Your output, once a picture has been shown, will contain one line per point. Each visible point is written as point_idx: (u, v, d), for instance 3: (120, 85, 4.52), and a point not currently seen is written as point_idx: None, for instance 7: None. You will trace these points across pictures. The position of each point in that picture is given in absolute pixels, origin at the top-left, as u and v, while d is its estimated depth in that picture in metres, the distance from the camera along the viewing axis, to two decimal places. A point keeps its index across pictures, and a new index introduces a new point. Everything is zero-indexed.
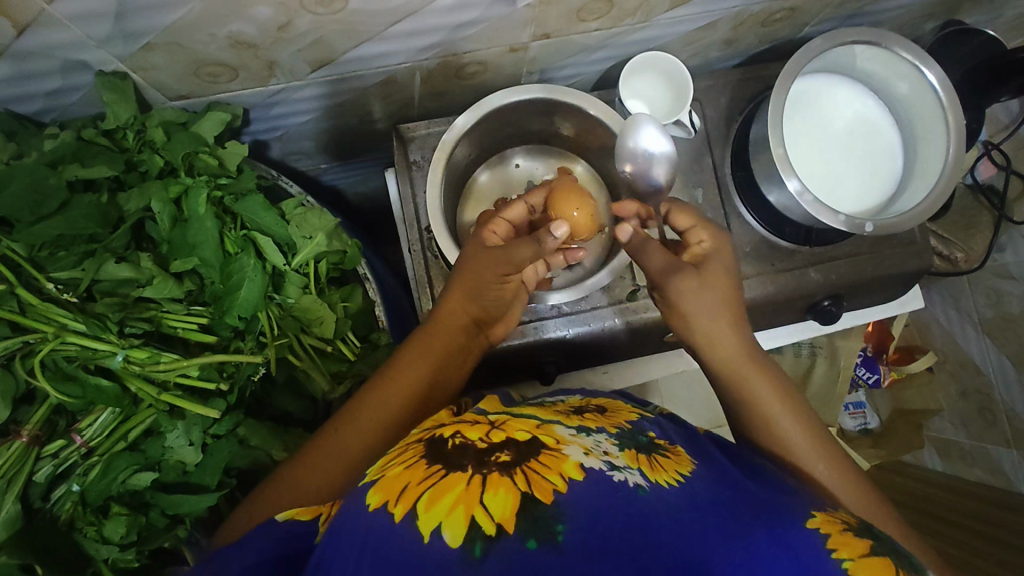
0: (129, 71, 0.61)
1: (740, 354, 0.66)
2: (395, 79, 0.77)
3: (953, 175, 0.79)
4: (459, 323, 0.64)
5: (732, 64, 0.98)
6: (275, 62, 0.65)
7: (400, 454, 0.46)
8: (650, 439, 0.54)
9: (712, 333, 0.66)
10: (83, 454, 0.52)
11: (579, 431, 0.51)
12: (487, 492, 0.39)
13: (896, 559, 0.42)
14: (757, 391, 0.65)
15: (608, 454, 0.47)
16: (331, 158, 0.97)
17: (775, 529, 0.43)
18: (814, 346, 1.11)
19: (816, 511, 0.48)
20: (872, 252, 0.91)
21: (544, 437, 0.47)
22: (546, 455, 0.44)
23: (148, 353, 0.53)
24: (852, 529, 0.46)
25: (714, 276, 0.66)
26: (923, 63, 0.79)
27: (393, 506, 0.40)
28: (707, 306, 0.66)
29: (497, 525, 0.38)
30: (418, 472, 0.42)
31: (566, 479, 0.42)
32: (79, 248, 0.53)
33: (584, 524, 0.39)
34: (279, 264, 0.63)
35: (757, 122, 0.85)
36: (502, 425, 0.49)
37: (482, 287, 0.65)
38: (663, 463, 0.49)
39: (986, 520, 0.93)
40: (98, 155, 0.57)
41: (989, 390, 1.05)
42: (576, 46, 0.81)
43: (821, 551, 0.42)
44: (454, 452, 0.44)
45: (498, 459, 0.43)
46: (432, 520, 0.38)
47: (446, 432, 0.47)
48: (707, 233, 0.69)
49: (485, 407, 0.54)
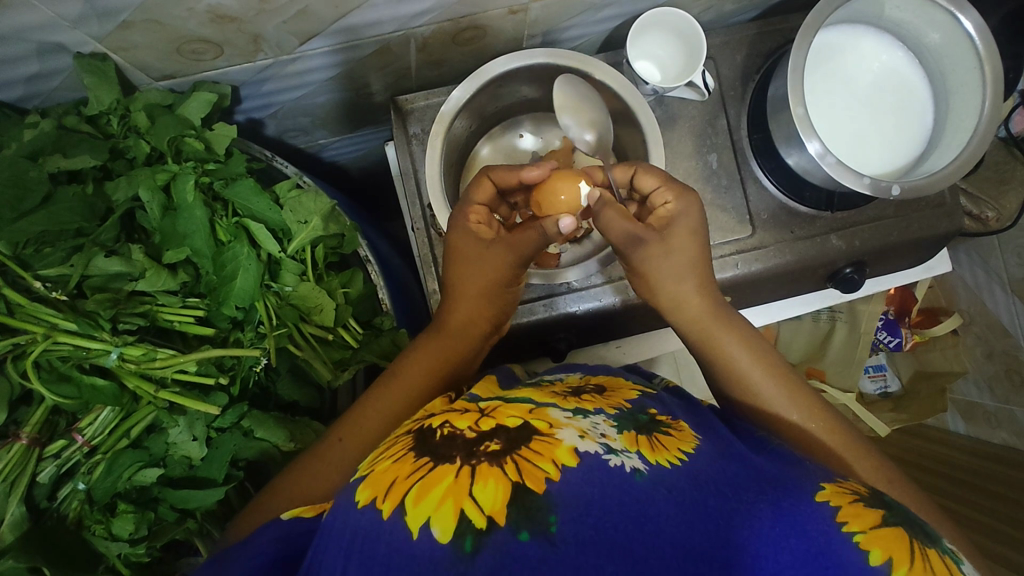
0: (109, 52, 0.58)
1: (706, 313, 0.63)
2: (390, 48, 0.73)
3: (988, 131, 0.73)
4: (474, 327, 0.64)
5: (748, 17, 0.92)
6: (260, 36, 0.62)
7: (389, 447, 0.43)
8: (651, 417, 0.51)
9: (679, 296, 0.62)
10: (87, 453, 0.52)
11: (575, 413, 0.48)
12: (477, 484, 0.37)
13: (908, 529, 0.40)
14: (727, 348, 0.62)
15: (605, 437, 0.44)
16: (328, 134, 0.94)
17: (781, 505, 0.41)
18: (834, 311, 1.08)
19: (825, 482, 0.45)
20: (898, 215, 0.86)
21: (536, 422, 0.44)
22: (537, 441, 0.41)
23: (143, 350, 0.52)
24: (864, 499, 0.43)
25: (680, 242, 0.61)
26: (959, 9, 0.72)
27: (381, 502, 0.38)
28: (674, 270, 0.61)
29: (487, 518, 0.36)
30: (406, 466, 0.40)
31: (560, 466, 0.39)
32: (66, 243, 0.51)
33: (578, 514, 0.37)
34: (275, 252, 0.60)
35: (776, 80, 0.80)
36: (492, 412, 0.46)
37: (493, 291, 0.63)
38: (664, 442, 0.46)
39: (1013, 484, 0.90)
40: (80, 144, 0.55)
41: (1017, 352, 1.00)
42: (580, 4, 0.75)
43: (831, 525, 0.40)
44: (442, 443, 0.41)
45: (488, 449, 0.40)
46: (421, 515, 0.36)
47: (434, 423, 0.44)
48: (673, 195, 0.63)
49: (478, 395, 0.52)
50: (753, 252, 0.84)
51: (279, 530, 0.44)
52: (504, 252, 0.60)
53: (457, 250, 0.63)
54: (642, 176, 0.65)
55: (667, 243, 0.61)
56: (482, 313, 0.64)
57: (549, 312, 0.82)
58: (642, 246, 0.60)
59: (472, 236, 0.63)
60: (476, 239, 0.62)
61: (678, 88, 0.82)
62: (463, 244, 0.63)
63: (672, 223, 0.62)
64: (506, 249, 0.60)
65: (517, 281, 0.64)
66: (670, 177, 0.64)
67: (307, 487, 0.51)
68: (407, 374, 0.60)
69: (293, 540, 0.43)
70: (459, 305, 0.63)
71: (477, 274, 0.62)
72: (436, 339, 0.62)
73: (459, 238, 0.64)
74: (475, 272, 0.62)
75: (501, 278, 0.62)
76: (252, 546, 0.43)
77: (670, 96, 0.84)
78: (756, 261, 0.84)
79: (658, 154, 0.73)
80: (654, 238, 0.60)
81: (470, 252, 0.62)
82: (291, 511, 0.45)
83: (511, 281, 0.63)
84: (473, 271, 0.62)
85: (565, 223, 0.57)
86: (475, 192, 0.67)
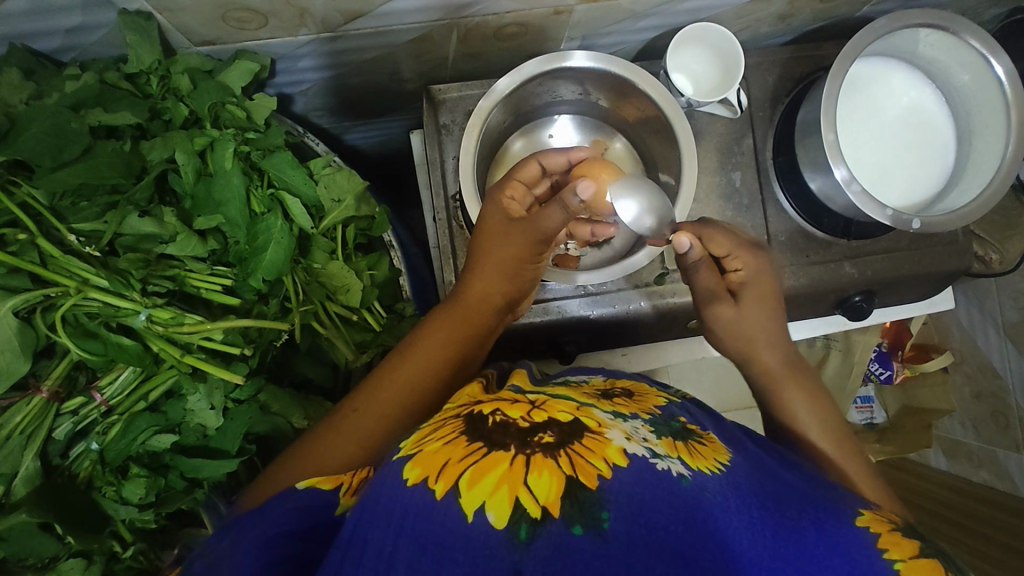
0: (154, 11, 0.57)
1: (780, 367, 0.67)
2: (430, 36, 0.73)
3: (1009, 174, 0.74)
4: (491, 302, 0.65)
5: (781, 41, 0.93)
6: (307, 10, 0.61)
7: (436, 429, 0.43)
8: (683, 425, 0.52)
9: (751, 351, 0.67)
10: (104, 413, 0.51)
11: (616, 416, 0.49)
12: (531, 474, 0.38)
13: (943, 561, 0.41)
14: (791, 404, 0.65)
15: (648, 441, 0.45)
16: (354, 116, 0.93)
17: (822, 526, 0.43)
18: (829, 339, 1.09)
19: (862, 509, 0.47)
20: (910, 249, 0.88)
21: (586, 420, 0.45)
22: (588, 438, 0.42)
23: (171, 314, 0.51)
24: (900, 529, 0.45)
25: (754, 302, 0.67)
26: (991, 53, 0.74)
27: (433, 482, 0.37)
28: (748, 329, 0.66)
29: (542, 509, 0.36)
30: (458, 449, 0.40)
31: (611, 464, 0.40)
32: (101, 198, 0.51)
33: (630, 513, 0.37)
34: (307, 228, 0.60)
35: (806, 105, 0.81)
36: (542, 406, 0.47)
37: (515, 266, 0.64)
38: (701, 451, 0.48)
39: (995, 525, 0.91)
40: (122, 101, 0.54)
41: (1005, 395, 1.02)
42: (622, 12, 0.76)
43: (872, 550, 0.41)
44: (495, 430, 0.41)
45: (541, 440, 0.41)
46: (475, 498, 0.36)
47: (485, 410, 0.45)
48: (744, 260, 0.67)
49: (521, 386, 0.53)
50: None
51: (301, 500, 0.44)
52: (527, 230, 0.62)
53: (486, 228, 0.65)
54: (713, 241, 0.66)
55: (742, 305, 0.66)
56: (499, 288, 0.65)
57: (562, 314, 0.82)
58: (716, 301, 0.66)
59: (503, 212, 0.65)
60: (505, 215, 0.64)
61: (711, 104, 0.83)
62: (491, 218, 0.65)
63: (747, 286, 0.67)
64: (529, 227, 0.62)
65: (539, 259, 0.66)
66: (738, 238, 0.67)
67: (327, 456, 0.51)
68: (422, 346, 0.59)
69: (317, 511, 0.43)
70: (479, 278, 0.64)
71: (500, 251, 0.64)
72: (455, 309, 0.63)
73: (490, 215, 0.65)
74: (502, 246, 0.64)
75: (524, 255, 0.64)
76: (269, 518, 0.43)
77: (701, 111, 0.85)
78: None
79: (690, 168, 0.74)
80: (731, 303, 0.66)
81: (497, 229, 0.64)
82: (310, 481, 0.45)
83: (535, 255, 0.65)
84: (501, 245, 0.64)
85: (584, 188, 0.57)
86: (518, 171, 0.67)
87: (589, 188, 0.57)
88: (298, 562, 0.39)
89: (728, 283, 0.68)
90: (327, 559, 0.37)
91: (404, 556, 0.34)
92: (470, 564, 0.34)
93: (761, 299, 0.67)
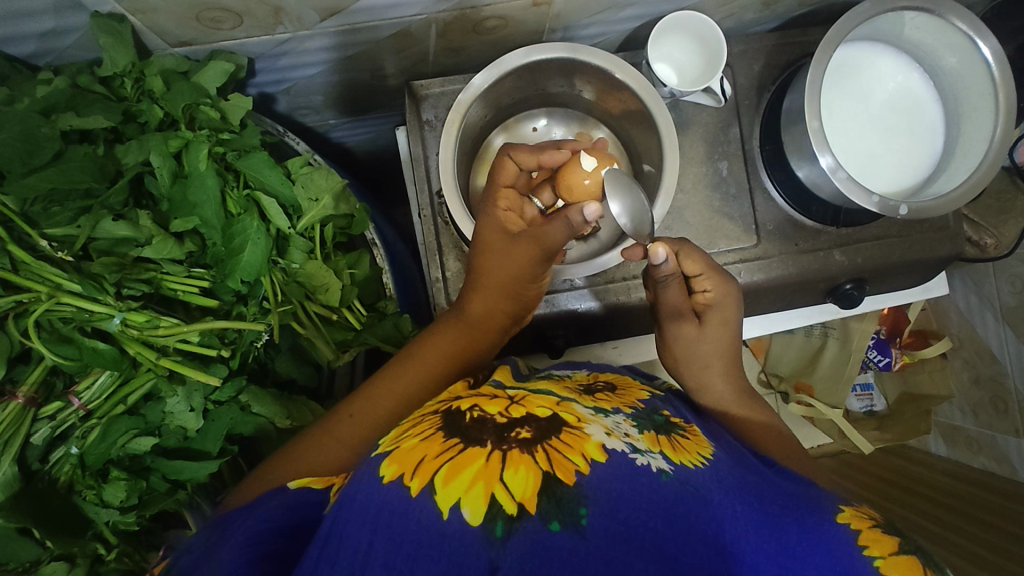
0: (127, 13, 0.56)
1: (732, 395, 0.67)
2: (409, 31, 0.72)
3: (998, 157, 0.73)
4: (494, 319, 0.66)
5: (768, 28, 0.92)
6: (281, 9, 0.60)
7: (414, 425, 0.43)
8: (666, 419, 0.52)
9: (703, 378, 0.67)
10: (82, 417, 0.52)
11: (597, 411, 0.49)
12: (508, 470, 0.38)
13: (923, 558, 0.41)
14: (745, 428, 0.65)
15: (629, 436, 0.45)
16: (340, 113, 0.92)
17: (804, 523, 0.43)
18: (827, 327, 1.09)
19: (844, 506, 0.46)
20: (901, 235, 0.87)
21: (565, 415, 0.45)
22: (567, 433, 0.42)
23: (146, 318, 0.52)
24: (881, 525, 0.44)
25: (716, 326, 0.67)
26: (978, 34, 0.72)
27: (409, 479, 0.37)
28: (704, 354, 0.67)
29: (518, 505, 0.36)
30: (435, 445, 0.39)
31: (589, 460, 0.40)
32: (74, 204, 0.51)
33: (607, 509, 0.37)
34: (284, 228, 0.59)
35: (792, 91, 0.80)
36: (521, 401, 0.46)
37: (518, 284, 0.65)
38: (683, 445, 0.48)
39: (991, 508, 0.90)
40: (94, 104, 0.54)
41: (1002, 379, 1.01)
42: (602, 2, 0.75)
43: (853, 548, 0.41)
44: (472, 426, 0.41)
45: (519, 435, 0.41)
46: (451, 495, 0.36)
47: (463, 405, 0.45)
48: (713, 282, 0.67)
49: (502, 381, 0.53)
50: (757, 262, 0.85)
51: (278, 501, 0.45)
52: (533, 245, 0.63)
53: (485, 243, 0.66)
54: (688, 259, 0.66)
55: (702, 329, 0.66)
56: (499, 307, 0.66)
57: (550, 308, 0.82)
58: (677, 321, 0.67)
59: (501, 228, 0.66)
60: (503, 232, 0.66)
61: (695, 93, 0.82)
62: (490, 233, 0.66)
63: (712, 309, 0.67)
64: (534, 242, 0.63)
65: (540, 277, 0.67)
66: (710, 260, 0.66)
67: (313, 460, 0.51)
68: (424, 355, 0.60)
69: (295, 510, 0.43)
70: (478, 295, 0.65)
71: (498, 268, 0.65)
72: (458, 325, 0.64)
73: (490, 230, 0.66)
74: (503, 263, 0.64)
75: (525, 272, 0.65)
76: (249, 519, 0.43)
77: (686, 100, 0.84)
78: (758, 272, 0.85)
79: (673, 156, 0.73)
80: (693, 325, 0.67)
81: (496, 244, 0.65)
82: (300, 481, 0.45)
83: (537, 271, 0.65)
84: (501, 261, 0.64)
85: (591, 208, 0.58)
86: (500, 176, 0.70)
87: (594, 208, 0.59)
88: (278, 561, 0.39)
89: (697, 303, 0.68)
90: (305, 556, 0.37)
91: (379, 554, 0.34)
92: (446, 562, 0.33)
93: (723, 324, 0.67)
